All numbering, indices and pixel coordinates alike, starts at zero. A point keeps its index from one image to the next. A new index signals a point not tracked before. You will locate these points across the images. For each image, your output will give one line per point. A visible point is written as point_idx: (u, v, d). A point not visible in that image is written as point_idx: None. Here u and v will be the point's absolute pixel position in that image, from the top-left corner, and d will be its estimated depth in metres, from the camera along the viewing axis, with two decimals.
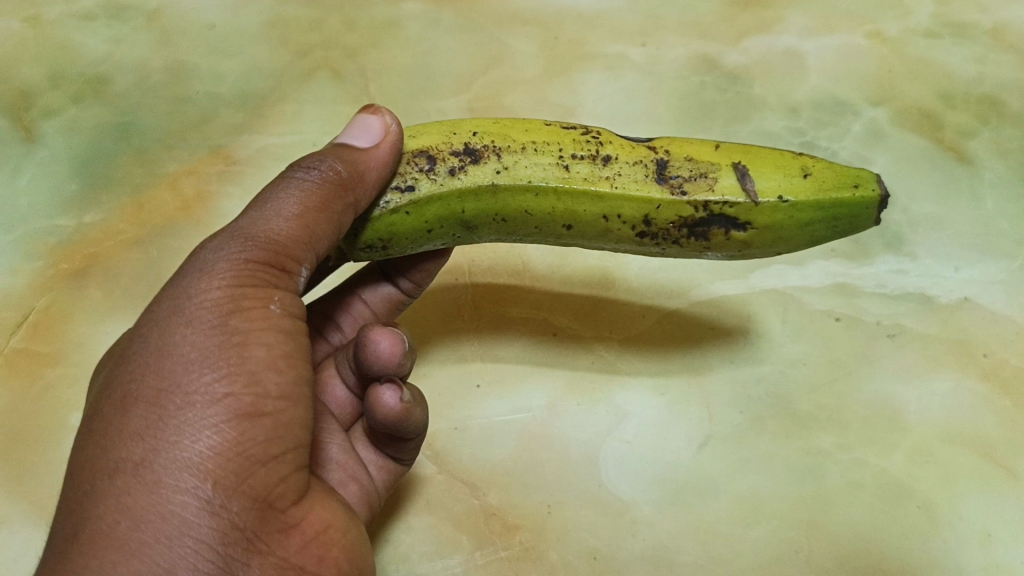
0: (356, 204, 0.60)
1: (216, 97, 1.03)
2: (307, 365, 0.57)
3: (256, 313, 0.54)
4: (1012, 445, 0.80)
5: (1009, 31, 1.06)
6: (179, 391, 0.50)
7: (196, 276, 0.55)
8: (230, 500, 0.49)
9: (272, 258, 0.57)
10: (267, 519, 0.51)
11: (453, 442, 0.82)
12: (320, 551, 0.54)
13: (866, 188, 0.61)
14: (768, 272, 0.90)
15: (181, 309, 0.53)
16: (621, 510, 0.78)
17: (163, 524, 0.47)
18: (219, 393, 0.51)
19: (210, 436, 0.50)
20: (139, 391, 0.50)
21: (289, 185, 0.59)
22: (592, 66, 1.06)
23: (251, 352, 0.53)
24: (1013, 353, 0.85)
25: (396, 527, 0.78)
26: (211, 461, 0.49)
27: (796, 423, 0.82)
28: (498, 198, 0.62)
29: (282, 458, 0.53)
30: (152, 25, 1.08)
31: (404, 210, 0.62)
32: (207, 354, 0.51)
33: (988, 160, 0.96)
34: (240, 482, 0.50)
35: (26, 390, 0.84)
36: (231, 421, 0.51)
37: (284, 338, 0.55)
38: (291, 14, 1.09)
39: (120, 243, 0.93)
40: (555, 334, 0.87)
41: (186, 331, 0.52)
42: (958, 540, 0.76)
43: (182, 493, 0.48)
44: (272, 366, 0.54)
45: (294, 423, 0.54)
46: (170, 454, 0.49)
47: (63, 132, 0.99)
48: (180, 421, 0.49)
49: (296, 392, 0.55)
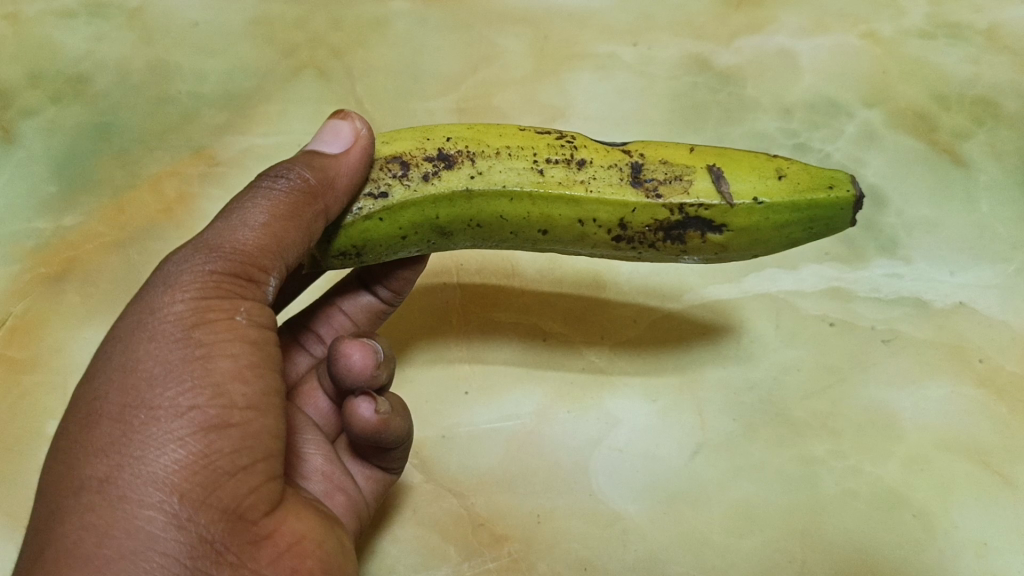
0: (327, 211, 0.58)
1: (199, 97, 1.01)
2: (275, 376, 0.55)
3: (222, 324, 0.53)
4: (1009, 452, 0.79)
5: (1004, 32, 1.05)
6: (142, 406, 0.48)
7: (160, 289, 0.53)
8: (198, 513, 0.48)
9: (239, 268, 0.55)
10: (239, 531, 0.49)
11: (440, 451, 0.80)
12: (294, 562, 0.52)
13: (840, 189, 0.60)
14: (761, 275, 0.88)
15: (144, 323, 0.51)
16: (611, 520, 0.76)
17: (128, 539, 0.45)
18: (183, 406, 0.49)
19: (176, 449, 0.48)
20: (103, 407, 0.49)
21: (257, 194, 0.57)
22: (582, 66, 1.04)
23: (217, 363, 0.51)
24: (1010, 359, 0.83)
25: (382, 538, 0.76)
26: (177, 475, 0.48)
27: (790, 430, 0.80)
28: (471, 203, 0.60)
29: (251, 469, 0.51)
30: (134, 22, 1.06)
31: (376, 216, 0.60)
32: (171, 366, 0.50)
33: (983, 163, 0.95)
34: (209, 495, 0.48)
35: (2, 397, 0.82)
36: (197, 434, 0.49)
37: (251, 349, 0.53)
38: (276, 12, 1.07)
39: (99, 246, 0.90)
40: (544, 339, 0.85)
41: (150, 345, 0.50)
42: (955, 551, 0.74)
43: (148, 508, 0.46)
44: (238, 376, 0.52)
45: (263, 433, 0.52)
46: (135, 469, 0.47)
47: (42, 131, 0.97)
48: (144, 437, 0.48)
49: (265, 403, 0.53)
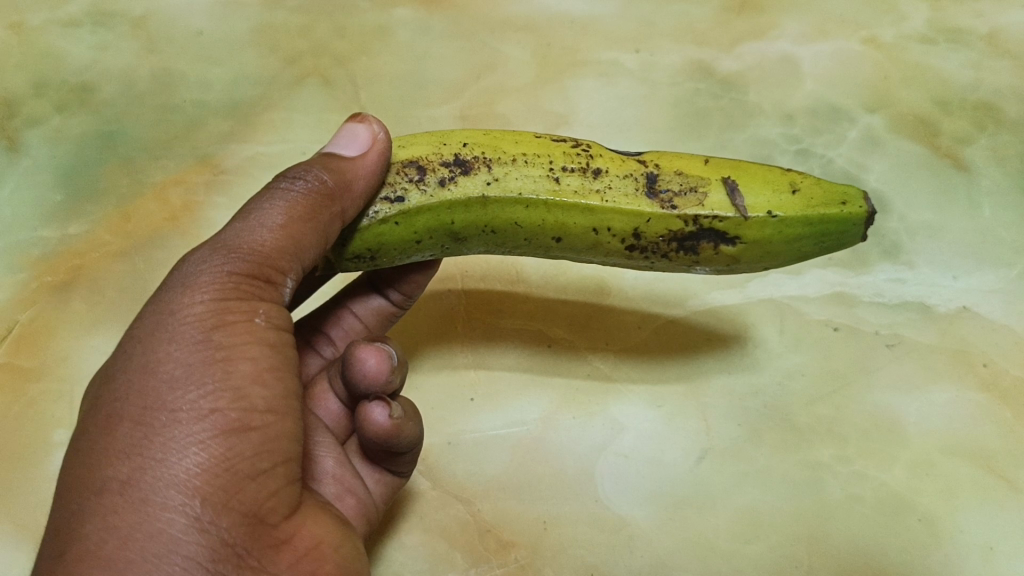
0: (343, 214, 0.58)
1: (204, 106, 1.01)
2: (293, 379, 0.55)
3: (241, 326, 0.53)
4: (1013, 456, 0.79)
5: (1004, 37, 1.05)
6: (163, 408, 0.49)
7: (180, 291, 0.53)
8: (219, 516, 0.48)
9: (257, 269, 0.55)
10: (259, 535, 0.50)
11: (446, 458, 0.80)
12: (312, 566, 0.52)
13: (853, 205, 0.60)
14: (764, 281, 0.88)
15: (164, 325, 0.52)
16: (618, 526, 0.77)
17: (150, 542, 0.46)
18: (204, 409, 0.49)
19: (197, 452, 0.48)
20: (125, 409, 0.49)
21: (274, 196, 0.57)
22: (584, 73, 1.04)
23: (237, 367, 0.51)
24: (1013, 363, 0.84)
25: (388, 544, 0.76)
26: (199, 478, 0.48)
27: (795, 435, 0.80)
28: (487, 210, 0.60)
29: (271, 472, 0.51)
30: (138, 31, 1.07)
31: (392, 221, 0.60)
32: (192, 369, 0.50)
33: (985, 168, 0.95)
34: (230, 498, 0.49)
35: (9, 406, 0.82)
36: (218, 437, 0.49)
37: (270, 352, 0.54)
38: (279, 21, 1.07)
39: (105, 255, 0.91)
40: (549, 346, 0.85)
41: (170, 347, 0.51)
42: (959, 555, 0.75)
43: (170, 511, 0.47)
44: (258, 380, 0.52)
45: (282, 437, 0.53)
46: (157, 472, 0.47)
47: (47, 141, 0.98)
48: (165, 439, 0.48)
49: (284, 406, 0.53)
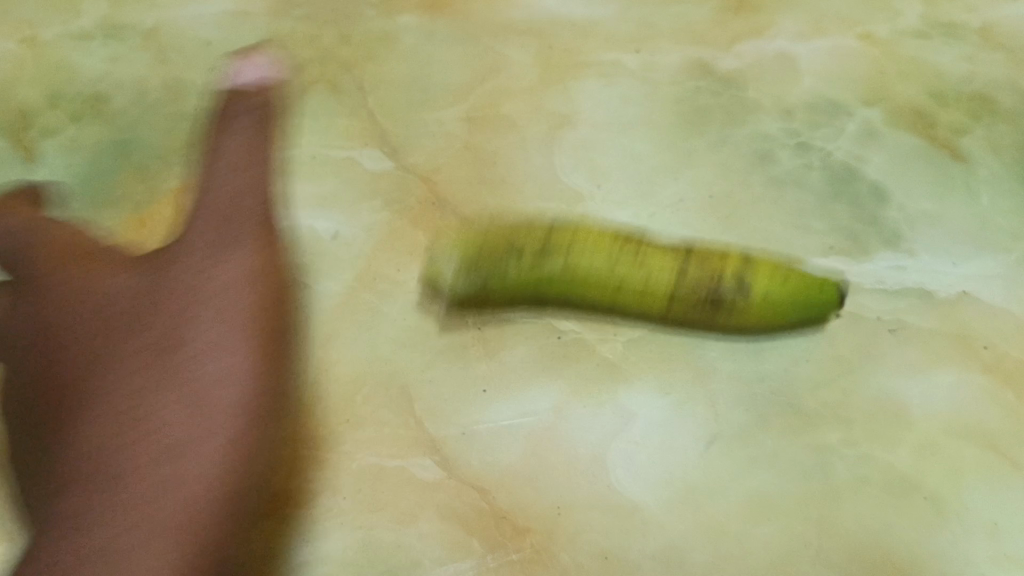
0: (267, 242, 0.88)
1: (214, 113, 1.03)
2: (200, 394, 0.79)
3: (167, 358, 0.81)
4: (1015, 436, 0.81)
5: (999, 30, 1.09)
6: (99, 433, 0.78)
7: (129, 334, 0.83)
8: (159, 497, 0.75)
9: (162, 303, 0.84)
10: (223, 501, 0.76)
11: (461, 448, 0.81)
12: (272, 544, 0.78)
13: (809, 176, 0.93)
14: (767, 270, 0.90)
15: (118, 359, 0.82)
16: (632, 510, 0.78)
17: (100, 528, 0.74)
18: (132, 426, 0.78)
19: (121, 459, 0.76)
20: (90, 431, 0.79)
21: (201, 236, 0.87)
22: (588, 73, 1.07)
23: (155, 396, 0.79)
24: (1014, 346, 0.85)
25: (406, 532, 0.78)
26: (125, 478, 0.75)
27: (801, 419, 0.82)
28: (579, 256, 0.83)
29: (195, 455, 0.76)
30: (148, 42, 1.09)
31: (511, 268, 0.83)
32: (123, 404, 0.79)
33: (981, 157, 0.98)
34: (169, 484, 0.75)
35: (30, 408, 0.84)
36: (148, 445, 0.77)
37: (191, 379, 0.79)
38: (287, 31, 1.11)
39: (123, 260, 0.93)
40: (558, 337, 0.87)
41: (117, 380, 0.81)
42: (965, 532, 0.77)
43: (114, 502, 0.75)
44: (174, 402, 0.79)
45: (185, 435, 0.77)
46: (95, 481, 0.76)
47: (63, 152, 1.01)
48: (105, 453, 0.77)
49: (196, 413, 0.78)
